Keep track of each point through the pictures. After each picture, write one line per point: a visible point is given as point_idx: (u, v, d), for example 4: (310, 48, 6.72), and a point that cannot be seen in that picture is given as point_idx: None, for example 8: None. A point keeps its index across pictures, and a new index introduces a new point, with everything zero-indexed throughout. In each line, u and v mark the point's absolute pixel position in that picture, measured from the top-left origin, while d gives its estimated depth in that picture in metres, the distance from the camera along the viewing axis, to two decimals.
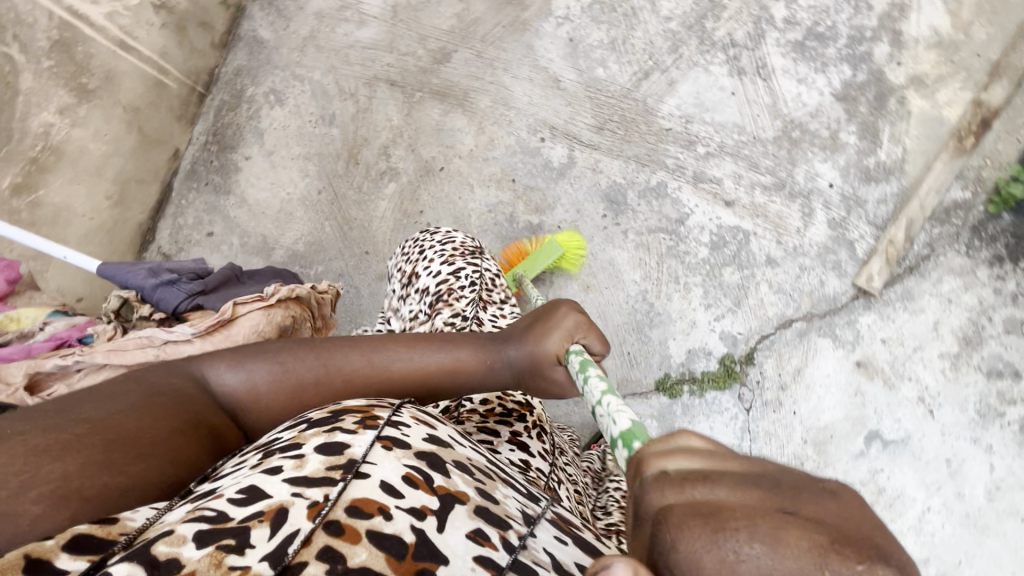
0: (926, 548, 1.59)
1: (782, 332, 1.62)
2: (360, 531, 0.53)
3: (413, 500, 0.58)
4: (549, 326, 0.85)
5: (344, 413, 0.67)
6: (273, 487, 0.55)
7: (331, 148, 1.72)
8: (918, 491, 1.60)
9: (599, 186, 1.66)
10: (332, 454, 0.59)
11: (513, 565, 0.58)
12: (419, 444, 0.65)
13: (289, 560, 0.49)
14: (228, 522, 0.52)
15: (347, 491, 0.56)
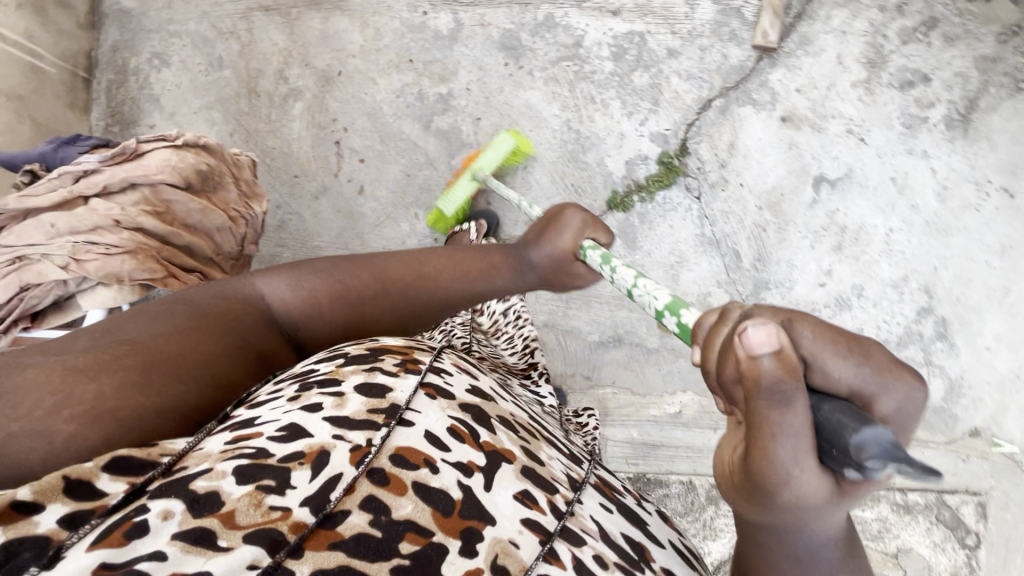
0: (899, 265, 1.66)
1: (705, 114, 1.67)
2: (404, 484, 0.67)
3: (460, 457, 0.72)
4: (558, 225, 1.16)
5: (384, 355, 0.81)
6: (314, 427, 0.68)
7: (229, 90, 1.73)
8: (876, 217, 1.66)
9: (492, 38, 1.69)
10: (372, 398, 0.73)
11: (564, 535, 0.72)
12: (464, 397, 0.81)
13: (331, 508, 0.63)
14: (269, 459, 0.63)
15: (392, 439, 0.70)
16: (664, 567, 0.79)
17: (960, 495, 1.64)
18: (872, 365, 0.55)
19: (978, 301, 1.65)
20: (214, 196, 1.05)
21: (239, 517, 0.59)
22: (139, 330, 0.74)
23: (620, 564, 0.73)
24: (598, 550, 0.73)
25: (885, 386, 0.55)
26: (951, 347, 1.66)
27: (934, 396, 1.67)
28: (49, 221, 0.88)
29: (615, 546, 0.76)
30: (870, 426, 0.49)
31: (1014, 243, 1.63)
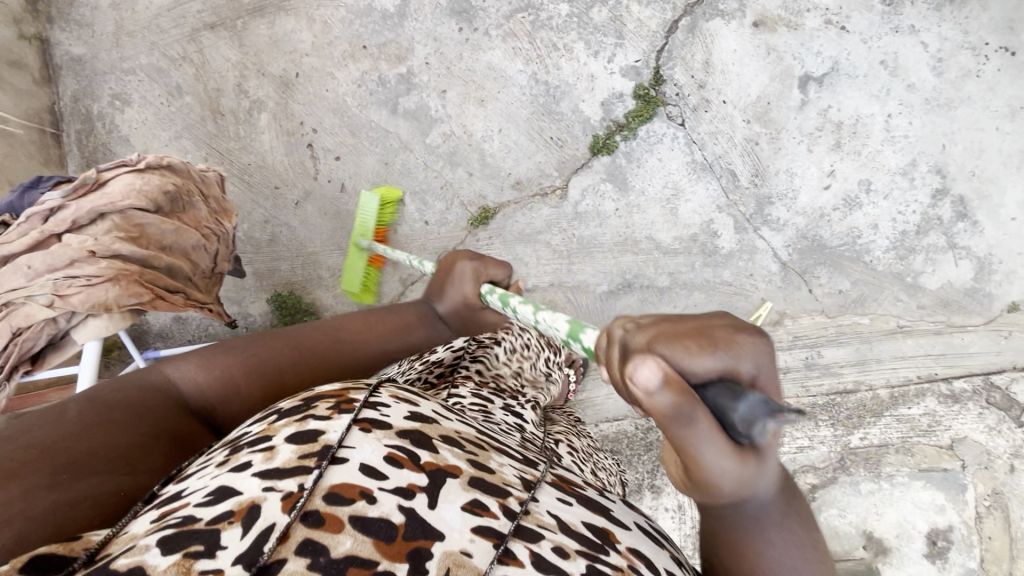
0: (904, 151, 1.59)
1: (674, 37, 1.60)
2: (341, 520, 0.52)
3: (399, 480, 0.57)
4: (453, 273, 1.05)
5: (316, 399, 0.65)
6: (240, 484, 0.54)
7: (193, 116, 1.72)
8: (871, 106, 1.58)
9: (441, 6, 1.64)
10: (302, 442, 0.58)
11: (520, 533, 0.58)
12: (402, 422, 0.64)
13: (265, 560, 0.48)
14: (195, 525, 0.50)
15: (324, 477, 0.54)
16: (631, 550, 0.65)
17: (1009, 373, 1.58)
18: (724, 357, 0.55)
19: (995, 171, 1.57)
20: (186, 214, 1.05)
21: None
22: (66, 413, 0.67)
23: (583, 552, 0.60)
24: (556, 541, 0.60)
25: (737, 355, 0.56)
26: (974, 225, 1.58)
27: (965, 279, 1.60)
28: (25, 263, 0.89)
29: (576, 535, 0.62)
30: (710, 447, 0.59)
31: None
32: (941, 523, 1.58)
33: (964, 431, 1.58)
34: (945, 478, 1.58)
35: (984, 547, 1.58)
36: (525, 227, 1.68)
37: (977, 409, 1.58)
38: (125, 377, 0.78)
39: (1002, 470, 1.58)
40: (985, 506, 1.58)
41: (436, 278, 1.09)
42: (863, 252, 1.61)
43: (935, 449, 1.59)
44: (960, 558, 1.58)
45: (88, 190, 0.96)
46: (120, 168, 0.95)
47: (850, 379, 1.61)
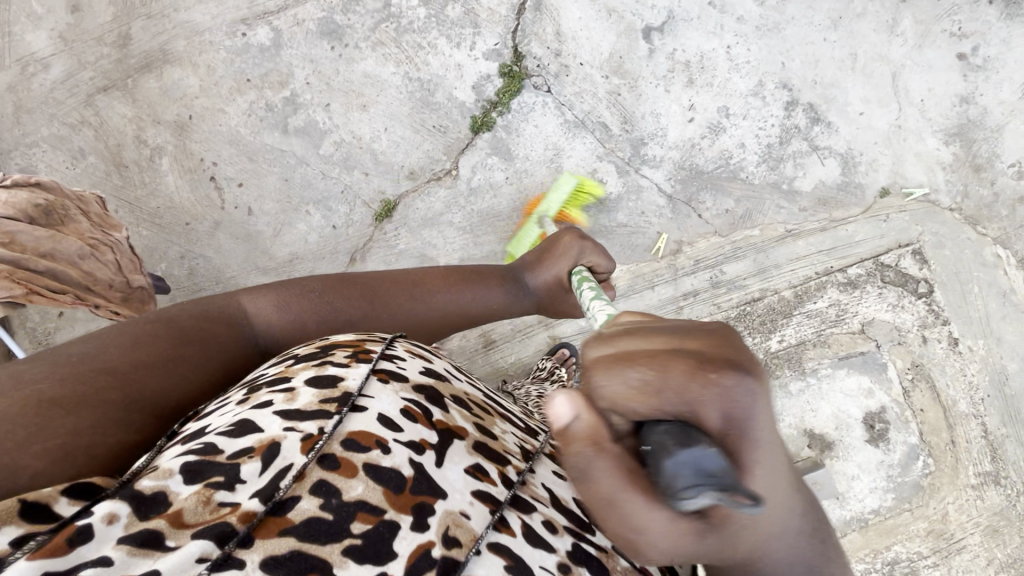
0: (750, 75, 1.74)
1: (523, 16, 1.76)
2: (353, 466, 0.69)
3: (413, 435, 0.74)
4: (555, 256, 1.25)
5: (333, 348, 0.85)
6: (263, 419, 0.71)
7: (99, 173, 1.81)
8: (710, 42, 1.74)
9: (311, 31, 1.79)
10: (323, 389, 0.75)
11: (517, 504, 0.74)
12: (415, 377, 0.82)
13: (281, 496, 0.65)
14: (218, 457, 0.66)
15: (344, 425, 0.71)
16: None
17: (895, 252, 1.68)
18: (676, 380, 0.58)
19: (833, 76, 1.73)
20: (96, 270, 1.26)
21: (187, 516, 0.62)
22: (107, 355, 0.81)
23: (571, 529, 0.76)
24: (548, 515, 0.76)
25: (695, 394, 0.58)
26: (828, 126, 1.72)
27: (834, 175, 1.72)
28: None
29: (566, 510, 0.80)
30: (685, 452, 0.53)
31: (841, 14, 1.73)
32: (873, 406, 1.63)
33: (871, 314, 1.66)
34: (865, 362, 1.64)
35: (920, 420, 1.63)
36: (428, 212, 1.77)
37: (876, 290, 1.66)
38: (206, 302, 0.98)
39: (915, 342, 1.65)
40: (909, 380, 1.64)
41: (537, 252, 1.30)
42: (738, 169, 1.73)
43: (848, 335, 1.65)
44: (900, 436, 1.62)
45: None
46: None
47: (755, 288, 1.69)
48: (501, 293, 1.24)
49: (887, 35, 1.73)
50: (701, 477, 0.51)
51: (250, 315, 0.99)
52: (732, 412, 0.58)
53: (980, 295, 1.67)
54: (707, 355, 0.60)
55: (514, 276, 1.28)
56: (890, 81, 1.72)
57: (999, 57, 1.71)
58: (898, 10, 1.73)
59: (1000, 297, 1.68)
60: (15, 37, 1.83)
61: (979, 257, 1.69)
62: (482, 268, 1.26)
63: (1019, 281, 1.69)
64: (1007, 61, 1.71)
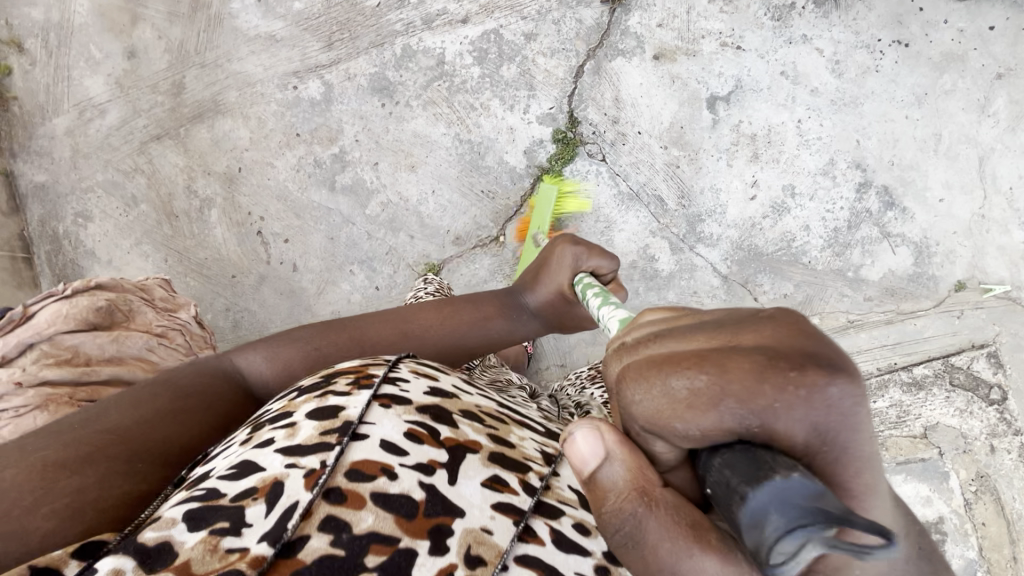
0: (820, 153, 1.63)
1: (581, 80, 1.69)
2: (362, 494, 0.56)
3: (420, 456, 0.61)
4: (549, 267, 1.10)
5: (334, 377, 0.70)
6: (265, 461, 0.59)
7: (150, 221, 1.84)
8: (780, 115, 1.64)
9: (363, 86, 1.76)
10: (323, 419, 0.63)
11: (541, 510, 0.63)
12: (420, 398, 0.68)
13: (290, 536, 0.52)
14: (222, 500, 0.55)
15: (346, 454, 0.59)
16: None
17: (968, 353, 1.57)
18: (734, 393, 0.40)
19: (913, 157, 1.61)
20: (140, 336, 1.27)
21: (195, 566, 0.50)
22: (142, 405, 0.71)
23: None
24: (577, 518, 0.66)
25: (766, 399, 0.40)
26: (903, 212, 1.61)
27: (905, 265, 1.61)
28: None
29: (593, 509, 0.68)
30: (761, 486, 0.39)
31: (927, 90, 1.60)
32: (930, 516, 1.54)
33: (935, 418, 1.56)
34: (925, 469, 1.55)
35: (980, 534, 1.54)
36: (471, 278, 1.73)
37: (943, 393, 1.56)
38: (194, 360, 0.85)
39: (982, 451, 1.55)
40: (972, 492, 1.55)
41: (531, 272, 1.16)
42: (801, 253, 1.63)
43: (909, 439, 1.56)
44: (958, 549, 1.53)
45: (14, 321, 1.03)
46: (49, 297, 1.06)
47: None
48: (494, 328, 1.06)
49: (977, 115, 1.59)
50: (798, 513, 0.38)
51: (240, 370, 0.86)
52: (815, 431, 0.40)
53: None
54: (774, 352, 0.41)
55: (510, 303, 1.12)
56: (976, 166, 1.59)
57: None
58: (992, 87, 1.59)
59: None
60: (74, 82, 1.85)
61: None
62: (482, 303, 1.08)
63: None
64: None
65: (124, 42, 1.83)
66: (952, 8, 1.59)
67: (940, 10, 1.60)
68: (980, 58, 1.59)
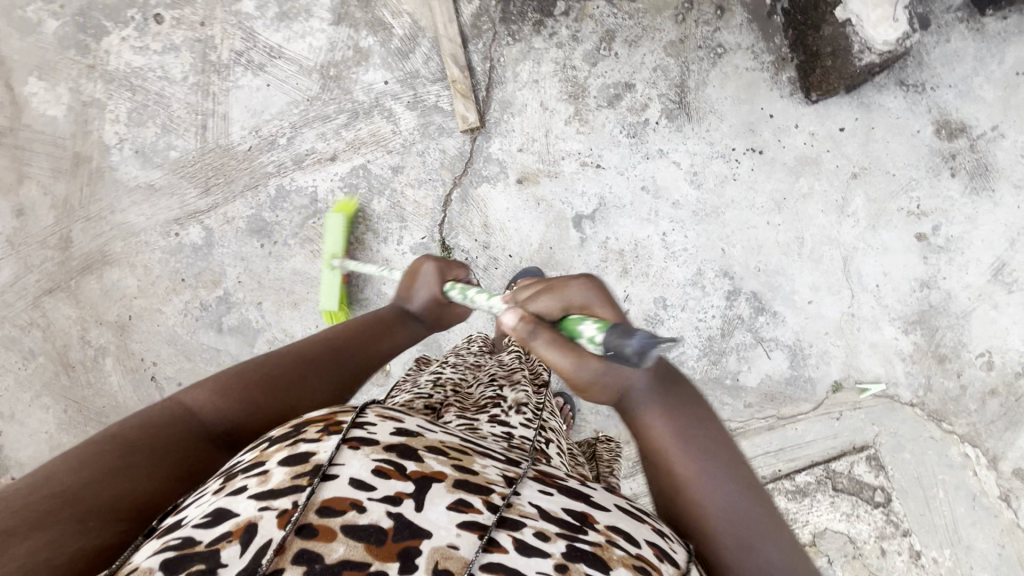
0: (688, 264, 1.65)
1: (450, 207, 1.72)
2: (332, 529, 0.47)
3: (387, 488, 0.51)
4: (415, 277, 1.02)
5: (305, 422, 0.56)
6: (238, 504, 0.48)
7: (48, 372, 1.86)
8: (644, 229, 1.66)
9: (241, 228, 1.79)
10: (296, 463, 0.51)
11: (504, 523, 0.52)
12: (388, 436, 0.55)
13: (265, 571, 0.44)
14: (196, 546, 0.46)
15: (316, 492, 0.49)
16: (609, 524, 0.57)
17: (848, 457, 1.57)
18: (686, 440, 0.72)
19: (778, 262, 1.63)
20: None
21: None
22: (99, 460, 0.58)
23: (565, 534, 0.53)
24: (539, 529, 0.53)
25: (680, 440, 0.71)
26: (774, 316, 1.62)
27: (781, 368, 1.62)
28: None
29: (558, 518, 0.55)
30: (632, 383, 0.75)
31: (785, 195, 1.63)
32: None
33: (822, 524, 1.56)
34: None
35: None
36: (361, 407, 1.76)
37: (828, 499, 1.56)
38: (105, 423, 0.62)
39: (873, 555, 1.54)
40: None
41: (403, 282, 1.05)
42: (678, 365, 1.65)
43: None
44: None
45: None
46: None
47: None
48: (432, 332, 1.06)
49: (837, 216, 1.61)
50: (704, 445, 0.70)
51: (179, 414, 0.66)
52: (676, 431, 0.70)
53: (946, 500, 1.56)
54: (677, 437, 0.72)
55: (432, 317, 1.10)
56: (841, 266, 1.61)
57: (964, 236, 1.58)
58: (848, 187, 1.61)
59: (969, 500, 1.56)
60: None
61: (945, 457, 1.56)
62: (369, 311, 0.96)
63: (989, 481, 1.56)
64: (973, 240, 1.58)
65: (11, 201, 1.88)
66: (801, 112, 1.62)
67: (790, 115, 1.62)
68: (833, 159, 1.62)
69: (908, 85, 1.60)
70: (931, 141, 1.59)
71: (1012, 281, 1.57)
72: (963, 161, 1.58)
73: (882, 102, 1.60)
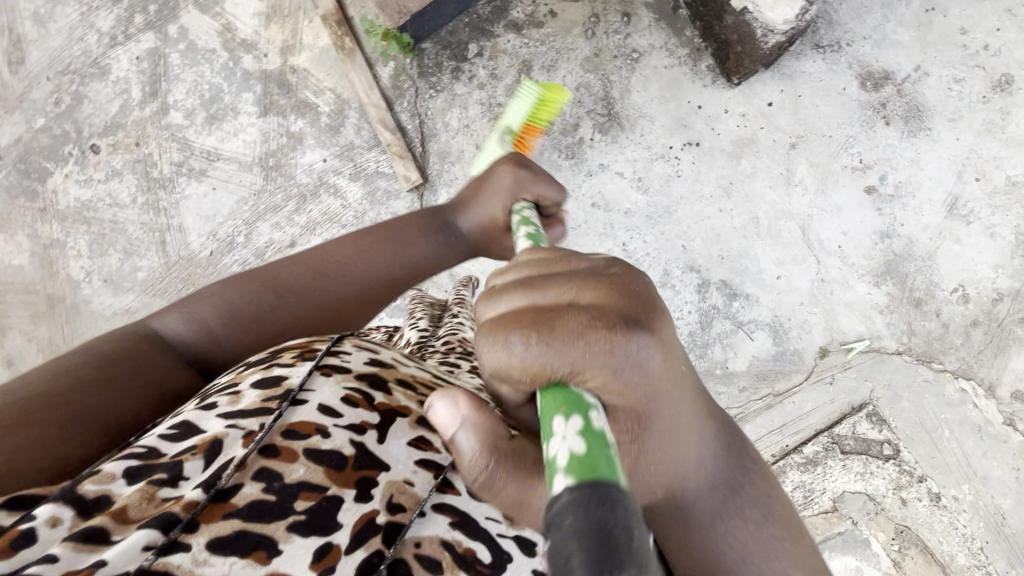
0: (653, 267, 1.68)
1: None
2: (296, 451, 0.56)
3: (354, 416, 0.60)
4: (487, 183, 0.98)
5: (283, 350, 0.67)
6: (206, 423, 0.56)
7: None
8: (604, 243, 1.68)
9: None
10: (266, 387, 0.60)
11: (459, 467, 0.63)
12: (360, 365, 0.66)
13: (225, 483, 0.52)
14: (161, 457, 0.53)
15: (285, 416, 0.57)
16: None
17: (849, 418, 1.60)
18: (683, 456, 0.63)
19: (738, 246, 1.65)
20: None
21: (131, 512, 0.49)
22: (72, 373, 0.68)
23: None
24: None
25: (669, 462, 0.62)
26: (747, 299, 1.65)
27: (766, 347, 1.64)
28: None
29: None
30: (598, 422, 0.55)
31: (730, 179, 1.65)
32: None
33: (840, 488, 1.58)
34: (845, 542, 1.56)
35: None
36: None
37: (839, 463, 1.58)
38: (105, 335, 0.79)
39: (894, 507, 1.56)
40: (898, 551, 1.55)
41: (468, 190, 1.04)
42: None
43: (822, 516, 1.58)
44: None
45: None
46: None
47: None
48: (422, 243, 0.99)
49: (785, 188, 1.63)
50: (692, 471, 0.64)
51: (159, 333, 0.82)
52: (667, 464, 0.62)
53: (953, 438, 1.57)
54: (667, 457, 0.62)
55: (441, 223, 1.02)
56: (801, 236, 1.63)
57: (912, 179, 1.60)
58: (790, 158, 1.63)
59: (976, 433, 1.58)
60: None
61: (942, 397, 1.58)
62: (410, 221, 1.02)
63: (992, 410, 1.58)
64: (921, 181, 1.60)
65: None
66: (727, 96, 1.64)
67: (717, 102, 1.64)
68: (769, 134, 1.63)
69: (824, 47, 1.62)
70: (859, 96, 1.61)
71: (968, 212, 1.58)
72: (895, 108, 1.60)
73: (803, 69, 1.62)
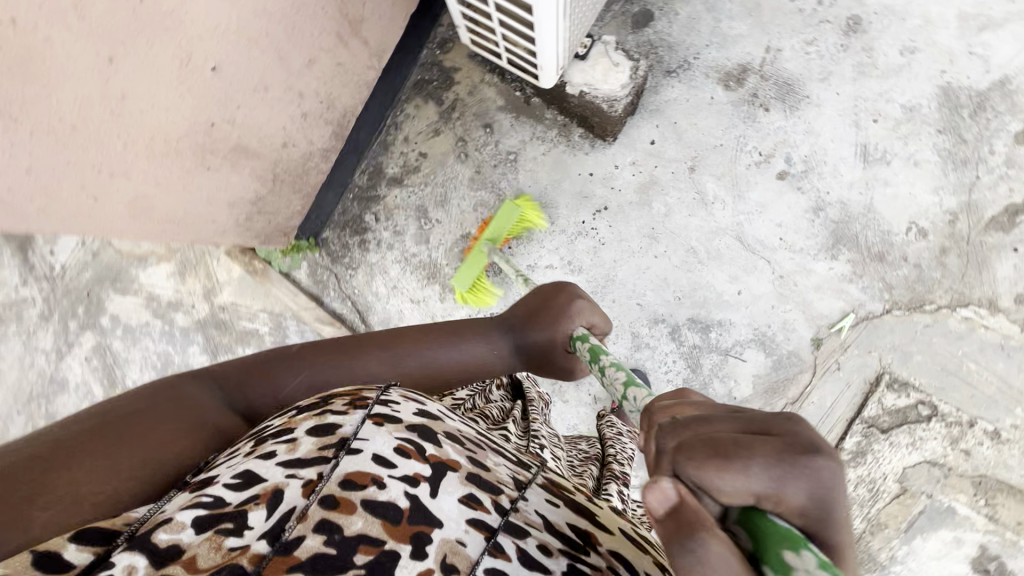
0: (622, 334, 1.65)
1: None
2: (353, 502, 0.51)
3: (406, 468, 0.55)
4: (552, 309, 0.91)
5: (333, 397, 0.63)
6: (265, 472, 0.54)
7: None
8: None
9: None
10: (324, 434, 0.57)
11: (511, 528, 0.55)
12: (410, 416, 0.61)
13: (288, 535, 0.49)
14: (226, 506, 0.51)
15: (342, 466, 0.54)
16: (613, 549, 0.58)
17: (874, 395, 1.54)
18: None
19: (689, 280, 1.63)
20: None
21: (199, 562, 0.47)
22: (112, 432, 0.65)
23: (567, 551, 0.56)
24: (543, 539, 0.56)
25: None
26: (722, 325, 1.61)
27: (762, 364, 1.59)
28: None
29: (561, 533, 0.57)
30: None
31: (652, 225, 1.64)
32: (972, 551, 1.48)
33: (898, 467, 1.52)
34: (929, 517, 1.50)
35: None
36: None
37: (886, 442, 1.53)
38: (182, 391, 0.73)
39: (961, 461, 1.50)
40: (986, 504, 1.49)
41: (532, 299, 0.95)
42: None
43: (896, 501, 1.51)
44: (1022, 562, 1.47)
45: None
46: None
47: None
48: (472, 350, 0.92)
49: (704, 210, 1.63)
50: None
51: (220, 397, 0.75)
52: None
53: (982, 368, 1.51)
54: None
55: (497, 327, 0.94)
56: (740, 246, 1.61)
57: (815, 149, 1.59)
58: (695, 180, 1.63)
59: (1001, 353, 1.51)
60: None
61: (950, 333, 1.53)
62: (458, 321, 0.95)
63: (1005, 324, 1.51)
64: (825, 146, 1.59)
65: None
66: (611, 152, 1.66)
67: (605, 162, 1.66)
68: (666, 168, 1.64)
69: (675, 70, 1.64)
70: (729, 97, 1.62)
71: (883, 153, 1.57)
72: (766, 93, 1.61)
73: (666, 97, 1.64)
